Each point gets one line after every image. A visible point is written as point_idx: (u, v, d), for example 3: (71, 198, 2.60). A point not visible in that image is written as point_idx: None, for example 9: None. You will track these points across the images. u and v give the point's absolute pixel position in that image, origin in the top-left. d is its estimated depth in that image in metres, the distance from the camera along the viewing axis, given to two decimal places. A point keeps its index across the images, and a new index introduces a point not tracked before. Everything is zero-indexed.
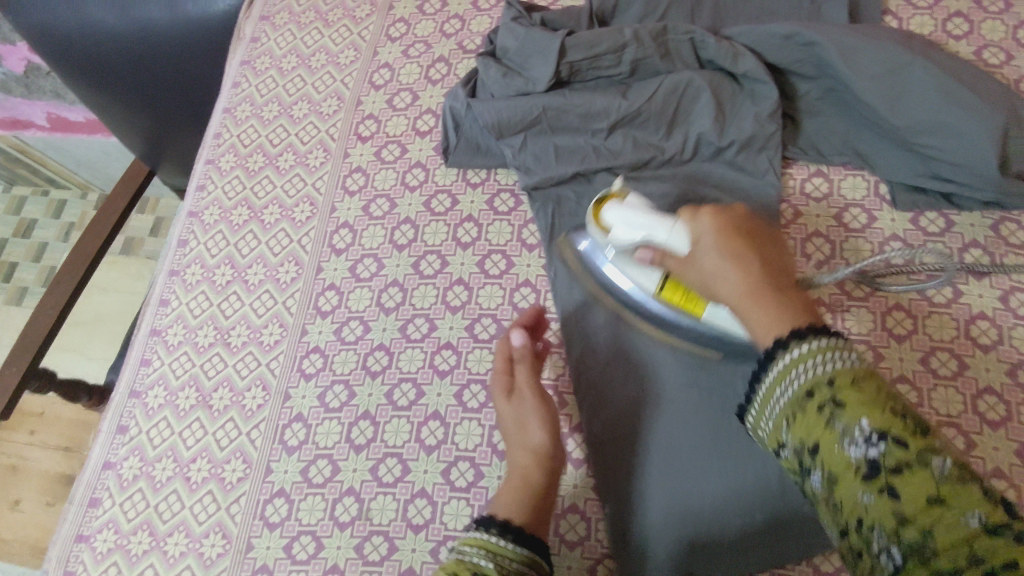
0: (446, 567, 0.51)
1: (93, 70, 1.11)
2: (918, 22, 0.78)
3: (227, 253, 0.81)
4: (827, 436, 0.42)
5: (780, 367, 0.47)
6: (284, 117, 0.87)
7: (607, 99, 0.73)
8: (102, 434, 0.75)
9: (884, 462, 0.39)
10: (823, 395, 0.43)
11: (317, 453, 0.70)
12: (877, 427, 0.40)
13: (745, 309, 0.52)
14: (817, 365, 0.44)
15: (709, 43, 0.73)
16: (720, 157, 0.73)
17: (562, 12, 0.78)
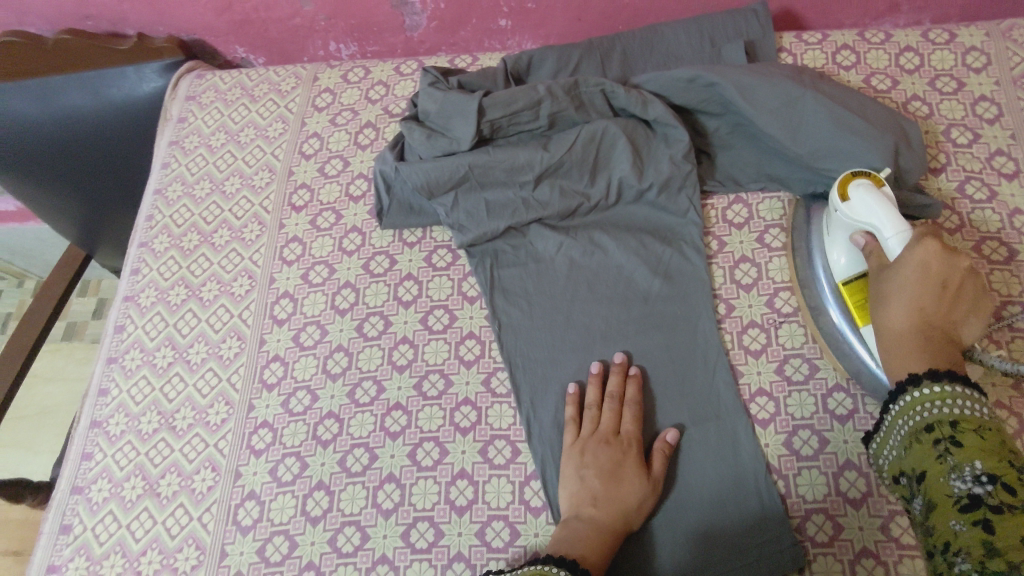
0: None
1: (18, 160, 1.09)
2: (810, 57, 0.84)
3: (166, 335, 0.80)
4: (937, 468, 0.49)
5: (905, 401, 0.53)
6: (216, 194, 0.87)
7: (530, 152, 0.76)
8: (43, 536, 0.72)
9: (987, 500, 0.46)
10: (944, 432, 0.49)
11: (273, 530, 0.69)
12: (988, 469, 0.46)
13: (896, 342, 0.57)
14: (940, 406, 0.51)
15: (619, 92, 0.77)
16: (643, 198, 0.78)
17: (479, 74, 0.81)
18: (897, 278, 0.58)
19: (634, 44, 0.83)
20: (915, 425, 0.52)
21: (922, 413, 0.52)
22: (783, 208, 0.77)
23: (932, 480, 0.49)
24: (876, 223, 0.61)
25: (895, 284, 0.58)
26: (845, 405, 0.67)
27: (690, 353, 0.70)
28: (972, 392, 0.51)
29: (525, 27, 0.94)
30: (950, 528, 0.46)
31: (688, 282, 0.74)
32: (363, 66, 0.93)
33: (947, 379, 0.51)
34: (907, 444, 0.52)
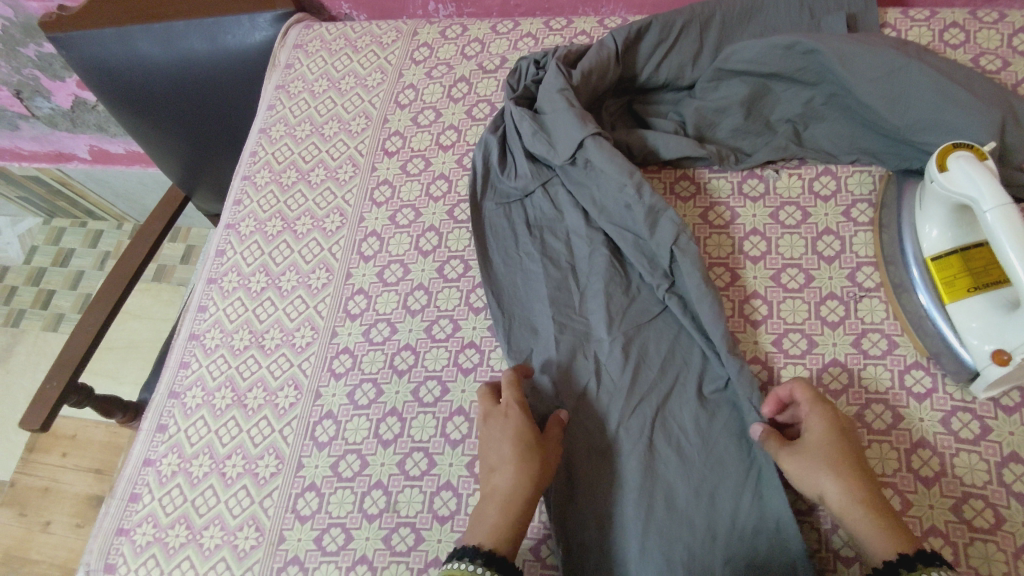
0: None
1: (136, 99, 1.18)
2: (915, 34, 0.82)
3: (262, 262, 0.85)
4: None
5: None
6: (315, 136, 0.92)
7: (601, 194, 0.75)
8: (142, 432, 0.78)
9: None
10: None
11: (346, 448, 0.72)
12: None
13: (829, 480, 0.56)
14: None
15: (687, 274, 0.69)
16: (672, 355, 0.69)
17: (595, 54, 0.80)
18: (811, 449, 0.57)
19: (733, 12, 0.81)
20: None
21: None
22: (874, 184, 0.75)
23: None
24: (974, 195, 0.60)
25: (816, 457, 0.57)
26: (923, 383, 0.65)
27: (709, 507, 0.62)
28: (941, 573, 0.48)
29: None
30: None
31: (713, 437, 0.65)
32: (460, 23, 0.96)
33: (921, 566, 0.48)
34: None
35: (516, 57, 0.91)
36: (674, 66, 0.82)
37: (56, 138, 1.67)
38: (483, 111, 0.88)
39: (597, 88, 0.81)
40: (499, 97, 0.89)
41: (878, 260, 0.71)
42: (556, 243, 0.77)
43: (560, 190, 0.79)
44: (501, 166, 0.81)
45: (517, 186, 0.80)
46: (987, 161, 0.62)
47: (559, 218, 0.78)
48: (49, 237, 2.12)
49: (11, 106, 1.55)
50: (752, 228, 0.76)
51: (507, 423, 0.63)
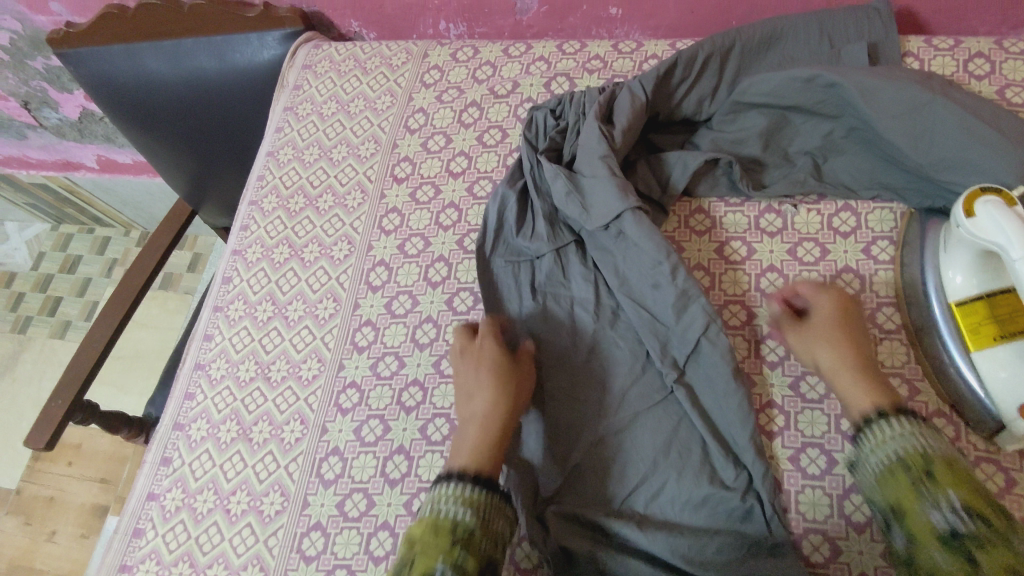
0: (422, 524, 0.58)
1: (143, 115, 1.17)
2: (938, 64, 0.79)
3: (268, 290, 0.84)
4: (915, 503, 0.52)
5: (877, 438, 0.57)
6: (324, 160, 0.91)
7: (628, 269, 0.73)
8: (146, 465, 0.77)
9: (965, 530, 0.49)
10: (920, 470, 0.53)
11: (353, 487, 0.71)
12: (965, 503, 0.50)
13: (840, 379, 0.63)
14: (904, 438, 0.55)
15: (711, 367, 0.67)
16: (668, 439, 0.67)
17: (626, 99, 0.78)
18: (819, 320, 0.66)
19: (752, 41, 0.79)
20: (891, 461, 0.55)
21: (893, 448, 0.55)
22: (895, 220, 0.73)
23: (913, 514, 0.52)
24: (1002, 242, 0.58)
25: (823, 334, 0.65)
26: (945, 433, 0.63)
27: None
28: (921, 430, 0.55)
29: (636, 17, 0.93)
30: (936, 559, 0.49)
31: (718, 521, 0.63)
32: (472, 45, 0.94)
33: (902, 420, 0.56)
34: (889, 470, 0.55)
35: (528, 82, 0.89)
36: (693, 102, 0.81)
37: (64, 147, 1.66)
38: (494, 137, 0.87)
39: (632, 140, 0.79)
40: (511, 123, 0.87)
41: (899, 300, 0.69)
42: (559, 311, 0.75)
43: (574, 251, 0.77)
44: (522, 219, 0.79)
45: (538, 241, 0.77)
46: (1017, 206, 0.60)
47: (577, 281, 0.76)
48: (57, 244, 2.12)
49: (19, 116, 1.54)
50: (769, 264, 0.74)
51: (475, 359, 0.70)
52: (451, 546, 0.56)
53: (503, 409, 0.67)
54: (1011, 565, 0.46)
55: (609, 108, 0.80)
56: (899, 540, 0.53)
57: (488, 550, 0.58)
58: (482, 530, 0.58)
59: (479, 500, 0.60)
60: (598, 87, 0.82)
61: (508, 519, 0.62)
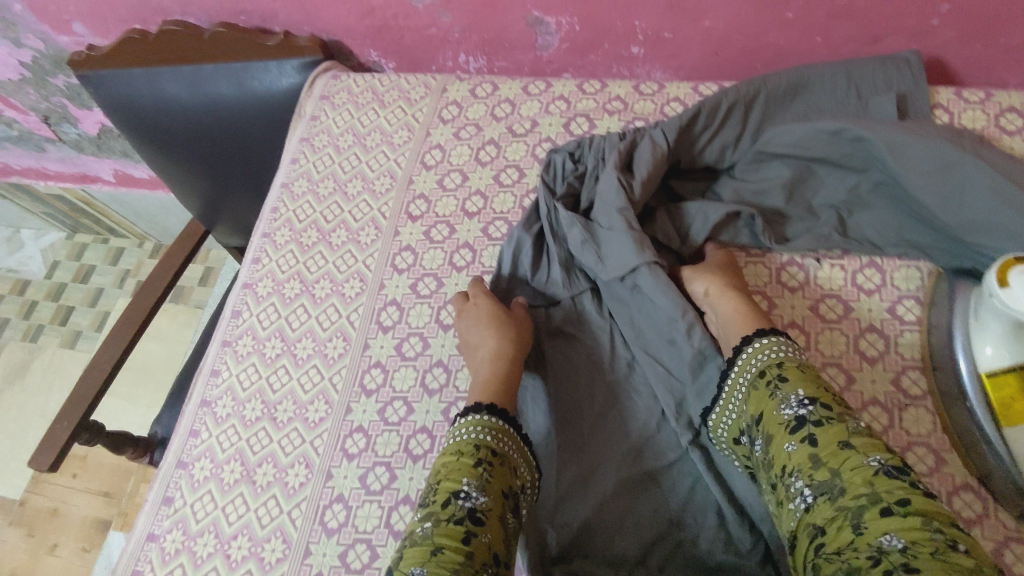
0: (452, 450, 0.63)
1: (159, 136, 1.17)
2: (969, 117, 0.77)
3: (277, 326, 0.83)
4: (770, 406, 0.58)
5: (741, 361, 0.63)
6: (338, 194, 0.90)
7: (644, 323, 0.72)
8: (148, 503, 0.76)
9: (811, 419, 0.55)
10: (772, 374, 0.59)
11: (356, 537, 0.69)
12: (809, 396, 0.56)
13: (717, 300, 0.69)
14: (767, 355, 0.61)
15: None
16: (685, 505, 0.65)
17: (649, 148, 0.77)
18: (710, 261, 0.73)
19: (778, 89, 0.77)
20: (753, 374, 0.61)
21: (756, 364, 0.61)
22: (922, 278, 0.71)
23: (767, 416, 0.57)
24: None
25: (708, 266, 0.72)
26: (974, 509, 0.61)
27: None
28: (775, 342, 0.62)
29: (658, 57, 0.92)
30: (785, 452, 0.55)
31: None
32: (491, 81, 0.93)
33: (767, 336, 0.62)
34: (747, 396, 0.61)
35: (547, 121, 0.88)
36: (716, 149, 0.79)
37: (81, 161, 1.66)
38: (511, 177, 0.86)
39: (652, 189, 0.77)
40: (529, 163, 0.86)
41: (926, 365, 0.67)
42: (574, 360, 0.73)
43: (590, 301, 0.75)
44: (535, 265, 0.78)
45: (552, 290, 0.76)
46: None
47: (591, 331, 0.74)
48: (71, 253, 2.13)
49: (38, 130, 1.55)
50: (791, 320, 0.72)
51: (468, 313, 0.74)
52: (475, 465, 0.60)
53: (511, 340, 0.71)
54: (842, 440, 0.52)
55: (630, 154, 0.78)
56: (759, 445, 0.58)
57: (509, 475, 0.61)
58: (500, 456, 0.62)
59: (494, 426, 0.64)
60: (619, 133, 0.80)
61: (525, 451, 0.65)
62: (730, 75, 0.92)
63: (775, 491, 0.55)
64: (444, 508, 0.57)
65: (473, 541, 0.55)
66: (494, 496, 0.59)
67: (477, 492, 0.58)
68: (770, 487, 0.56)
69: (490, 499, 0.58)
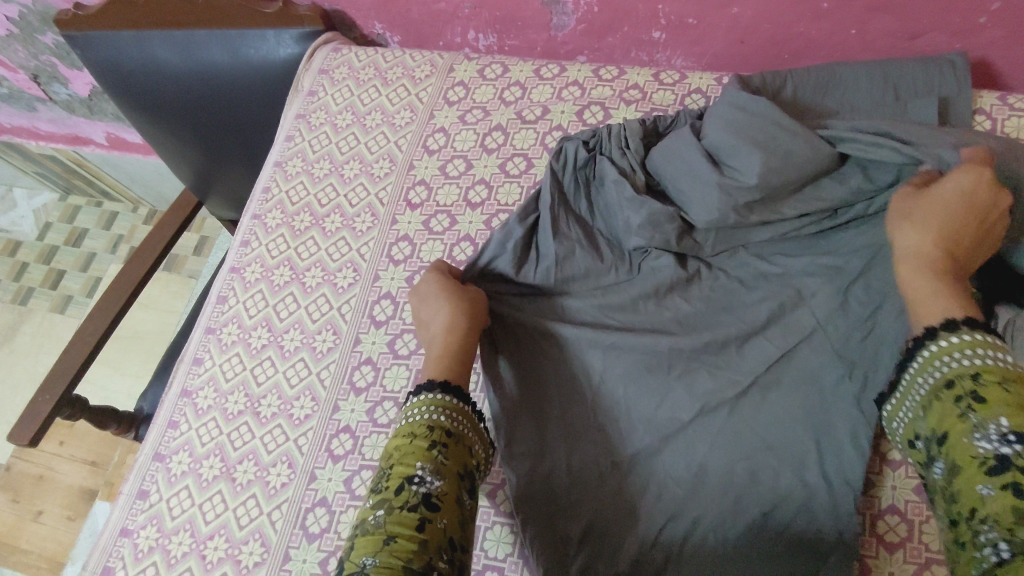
0: (401, 433, 0.56)
1: (150, 104, 1.11)
2: (1014, 125, 0.72)
3: (265, 315, 0.79)
4: (960, 428, 0.45)
5: (926, 359, 0.50)
6: (334, 176, 0.85)
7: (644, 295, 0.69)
8: (123, 497, 0.73)
9: (1014, 459, 0.42)
10: (966, 387, 0.46)
11: (339, 544, 0.65)
12: (1014, 427, 0.42)
13: (909, 268, 0.55)
14: (962, 359, 0.47)
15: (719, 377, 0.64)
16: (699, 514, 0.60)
17: (721, 121, 0.68)
18: (932, 199, 0.57)
19: (808, 84, 0.73)
20: (938, 381, 0.48)
21: (942, 368, 0.48)
22: None
23: (955, 440, 0.45)
24: None
25: (924, 211, 0.57)
26: None
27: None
28: (992, 341, 0.47)
29: (680, 43, 0.86)
30: (977, 492, 0.43)
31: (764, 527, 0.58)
32: (501, 62, 0.88)
33: (966, 329, 0.48)
34: (927, 405, 0.49)
35: (559, 108, 0.83)
36: None
37: (73, 122, 1.61)
38: (518, 167, 0.80)
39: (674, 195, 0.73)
40: (537, 152, 0.81)
41: None
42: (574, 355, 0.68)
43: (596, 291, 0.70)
44: (532, 261, 0.71)
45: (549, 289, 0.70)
46: None
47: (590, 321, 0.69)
48: (64, 215, 2.08)
49: (28, 89, 1.49)
50: None
51: (426, 287, 0.70)
52: (428, 448, 0.53)
53: (466, 311, 0.67)
54: None
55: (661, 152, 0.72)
56: (939, 469, 0.47)
57: (466, 459, 0.55)
58: (456, 437, 0.56)
59: (450, 406, 0.58)
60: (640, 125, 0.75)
61: (480, 429, 0.60)
62: (755, 67, 0.86)
63: (954, 525, 0.45)
64: (397, 494, 0.50)
65: (428, 528, 0.48)
66: (450, 479, 0.52)
67: (432, 476, 0.51)
68: (946, 521, 0.46)
69: (447, 483, 0.51)
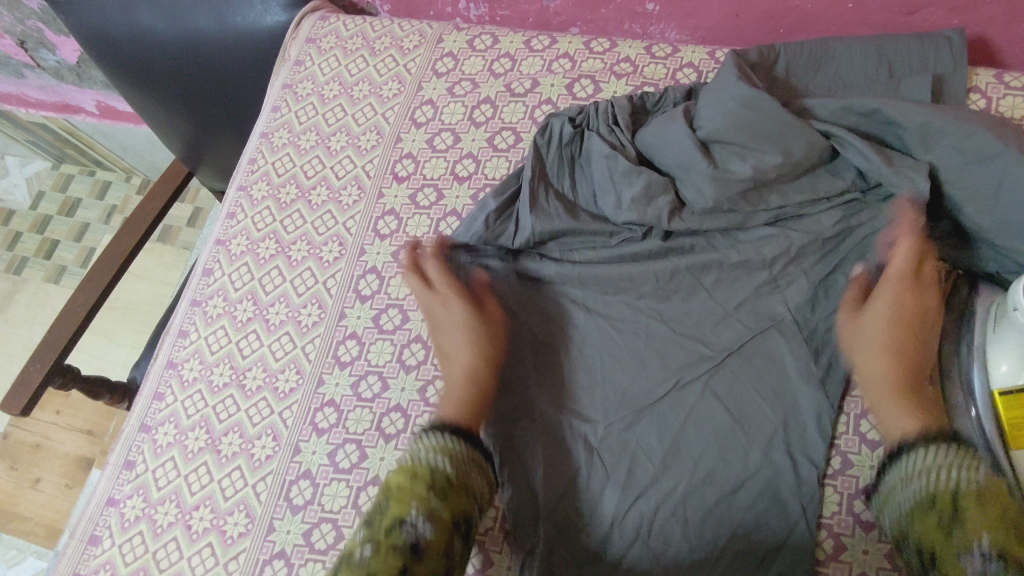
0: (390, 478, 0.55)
1: (137, 72, 1.10)
2: (1009, 104, 0.70)
3: (250, 288, 0.78)
4: (944, 545, 0.46)
5: (907, 471, 0.51)
6: (320, 148, 0.84)
7: (625, 265, 0.69)
8: (109, 467, 0.73)
9: None
10: (946, 504, 0.47)
11: (322, 516, 0.66)
12: (995, 546, 0.44)
13: (878, 403, 0.57)
14: (942, 474, 0.48)
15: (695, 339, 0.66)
16: (676, 487, 0.60)
17: (719, 105, 0.67)
18: (878, 310, 0.60)
19: (800, 59, 0.72)
20: (919, 496, 0.49)
21: (925, 483, 0.49)
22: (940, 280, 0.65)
23: (939, 557, 0.46)
24: None
25: (870, 331, 0.60)
26: None
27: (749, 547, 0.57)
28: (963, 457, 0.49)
29: (674, 15, 0.84)
30: None
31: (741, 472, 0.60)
32: (491, 34, 0.86)
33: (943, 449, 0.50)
34: (907, 515, 0.49)
35: (548, 81, 0.81)
36: None
37: (63, 90, 1.59)
38: (506, 141, 0.79)
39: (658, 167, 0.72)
40: (526, 126, 0.79)
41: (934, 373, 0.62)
42: (550, 327, 0.69)
43: (573, 266, 0.70)
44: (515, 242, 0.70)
45: (532, 270, 0.71)
46: None
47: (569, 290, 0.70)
48: (57, 184, 2.07)
49: (16, 55, 1.47)
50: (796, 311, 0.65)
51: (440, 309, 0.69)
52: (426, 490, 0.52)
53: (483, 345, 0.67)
54: None
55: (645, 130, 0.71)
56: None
57: (465, 499, 0.55)
58: (461, 483, 0.56)
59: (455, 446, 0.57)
60: (624, 102, 0.74)
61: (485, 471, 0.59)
62: (749, 41, 0.85)
63: None
64: (387, 535, 0.49)
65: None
66: (442, 527, 0.51)
67: (423, 520, 0.50)
68: None
69: (437, 533, 0.51)
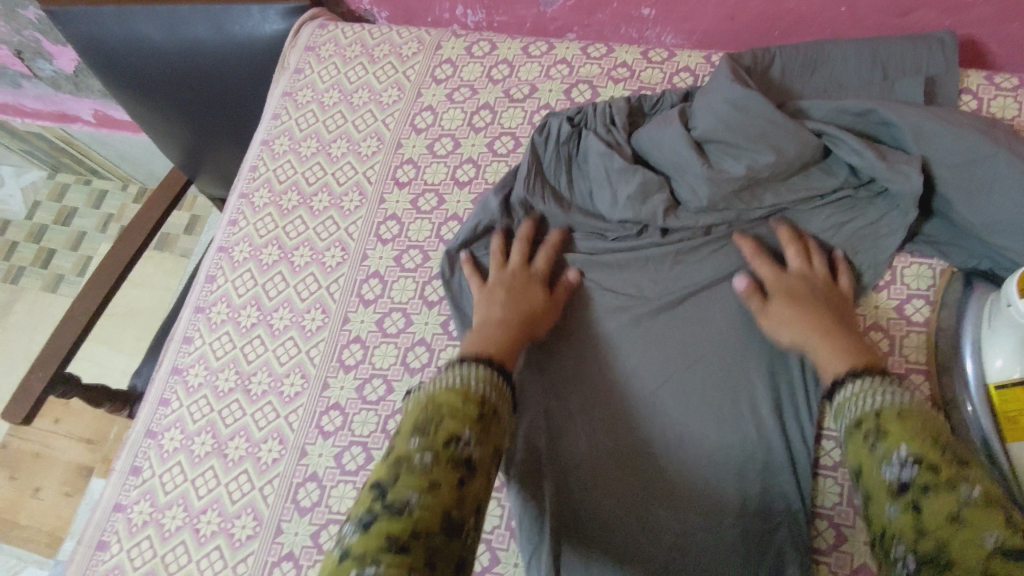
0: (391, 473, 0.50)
1: (136, 81, 1.10)
2: (999, 105, 0.72)
3: (254, 293, 0.79)
4: (870, 464, 0.48)
5: (839, 401, 0.54)
6: (322, 155, 0.85)
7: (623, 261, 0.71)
8: (115, 473, 0.74)
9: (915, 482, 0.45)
10: (869, 423, 0.50)
11: (330, 517, 0.66)
12: (912, 453, 0.46)
13: (827, 345, 0.59)
14: (869, 398, 0.52)
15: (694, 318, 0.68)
16: (684, 458, 0.63)
17: (712, 106, 0.68)
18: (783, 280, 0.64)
19: (795, 61, 0.73)
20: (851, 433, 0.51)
21: (853, 408, 0.52)
22: (934, 277, 0.67)
23: (868, 477, 0.48)
24: None
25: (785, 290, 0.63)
26: None
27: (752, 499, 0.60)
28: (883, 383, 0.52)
29: (670, 19, 0.86)
30: (887, 515, 0.46)
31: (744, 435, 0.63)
32: (489, 40, 0.87)
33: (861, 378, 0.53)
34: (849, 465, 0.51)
35: (547, 87, 0.82)
36: None
37: (59, 99, 1.59)
38: (506, 145, 0.80)
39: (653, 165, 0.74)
40: (525, 131, 0.81)
41: (930, 368, 0.63)
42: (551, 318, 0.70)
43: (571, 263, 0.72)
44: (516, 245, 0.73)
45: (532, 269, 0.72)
46: None
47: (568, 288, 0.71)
48: (52, 193, 2.07)
49: (12, 64, 1.47)
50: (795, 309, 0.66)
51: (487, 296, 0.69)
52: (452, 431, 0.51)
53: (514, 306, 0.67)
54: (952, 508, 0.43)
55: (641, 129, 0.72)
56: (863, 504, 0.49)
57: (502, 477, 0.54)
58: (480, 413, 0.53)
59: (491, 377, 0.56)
60: (621, 102, 0.75)
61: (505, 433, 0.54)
62: (744, 44, 0.86)
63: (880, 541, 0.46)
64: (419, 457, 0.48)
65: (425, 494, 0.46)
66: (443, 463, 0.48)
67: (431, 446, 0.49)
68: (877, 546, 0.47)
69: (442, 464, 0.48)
